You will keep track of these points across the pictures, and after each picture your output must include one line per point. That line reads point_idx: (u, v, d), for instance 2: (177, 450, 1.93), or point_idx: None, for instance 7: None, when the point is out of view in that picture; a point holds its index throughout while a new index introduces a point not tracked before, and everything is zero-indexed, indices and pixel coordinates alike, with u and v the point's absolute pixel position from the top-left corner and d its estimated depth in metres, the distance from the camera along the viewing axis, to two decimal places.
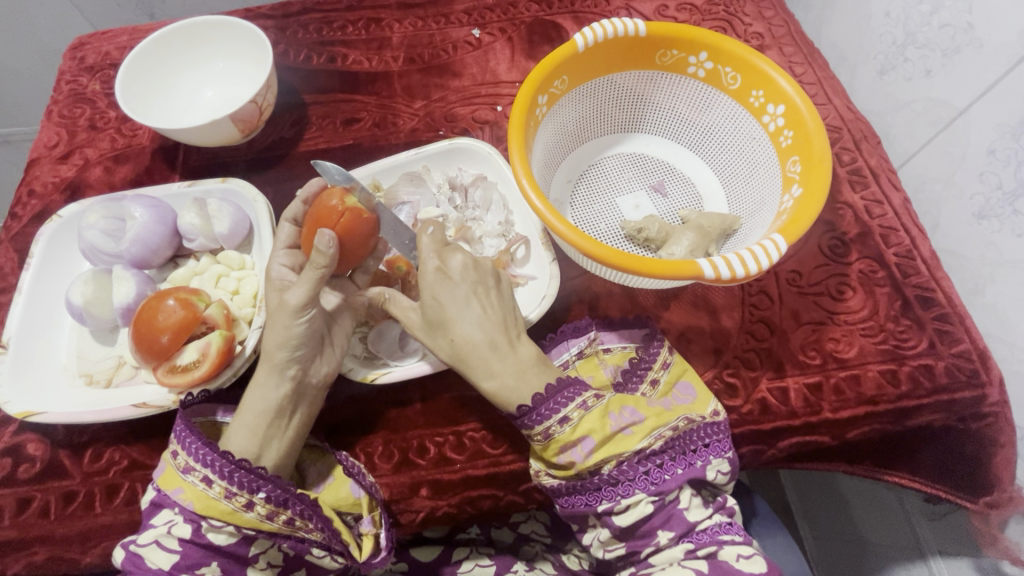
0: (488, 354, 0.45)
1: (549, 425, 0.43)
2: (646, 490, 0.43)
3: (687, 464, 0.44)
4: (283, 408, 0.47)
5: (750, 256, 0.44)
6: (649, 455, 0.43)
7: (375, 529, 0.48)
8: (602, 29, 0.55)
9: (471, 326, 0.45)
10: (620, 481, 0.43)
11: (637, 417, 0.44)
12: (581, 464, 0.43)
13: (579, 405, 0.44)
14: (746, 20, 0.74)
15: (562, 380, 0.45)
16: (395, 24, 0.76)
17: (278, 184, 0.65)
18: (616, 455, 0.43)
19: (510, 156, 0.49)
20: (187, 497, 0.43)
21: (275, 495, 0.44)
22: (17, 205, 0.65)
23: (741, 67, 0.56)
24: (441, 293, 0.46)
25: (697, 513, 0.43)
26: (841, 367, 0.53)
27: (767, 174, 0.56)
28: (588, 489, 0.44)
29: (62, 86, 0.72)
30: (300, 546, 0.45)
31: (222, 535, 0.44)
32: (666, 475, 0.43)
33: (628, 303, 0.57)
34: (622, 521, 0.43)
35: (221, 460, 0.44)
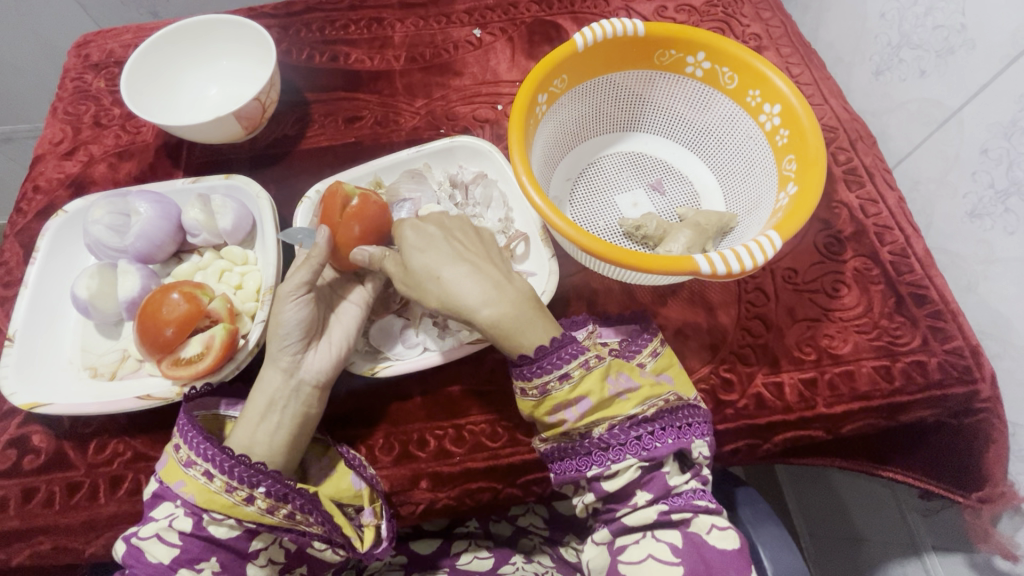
0: (466, 287, 0.45)
1: (547, 382, 0.44)
2: (637, 456, 0.43)
3: (676, 436, 0.44)
4: (279, 394, 0.48)
5: (745, 251, 0.45)
6: (640, 421, 0.44)
7: (376, 520, 0.49)
8: (602, 28, 0.55)
9: (452, 264, 0.46)
10: (610, 444, 0.44)
11: (632, 385, 0.45)
12: (573, 423, 0.45)
13: (582, 364, 0.44)
14: (744, 21, 0.75)
15: (561, 337, 0.44)
16: (397, 24, 0.76)
17: (281, 181, 0.66)
18: (609, 418, 0.44)
19: (510, 154, 0.50)
20: (189, 490, 0.44)
21: (275, 489, 0.45)
22: (22, 200, 0.65)
23: (738, 67, 0.56)
24: (421, 239, 0.48)
25: (676, 478, 0.45)
26: (836, 363, 0.53)
27: (763, 173, 0.57)
28: (579, 452, 0.45)
29: (67, 83, 0.73)
30: (302, 539, 0.46)
31: (224, 529, 0.44)
32: (657, 443, 0.44)
33: (626, 299, 0.57)
34: (610, 483, 0.44)
35: (222, 454, 0.45)
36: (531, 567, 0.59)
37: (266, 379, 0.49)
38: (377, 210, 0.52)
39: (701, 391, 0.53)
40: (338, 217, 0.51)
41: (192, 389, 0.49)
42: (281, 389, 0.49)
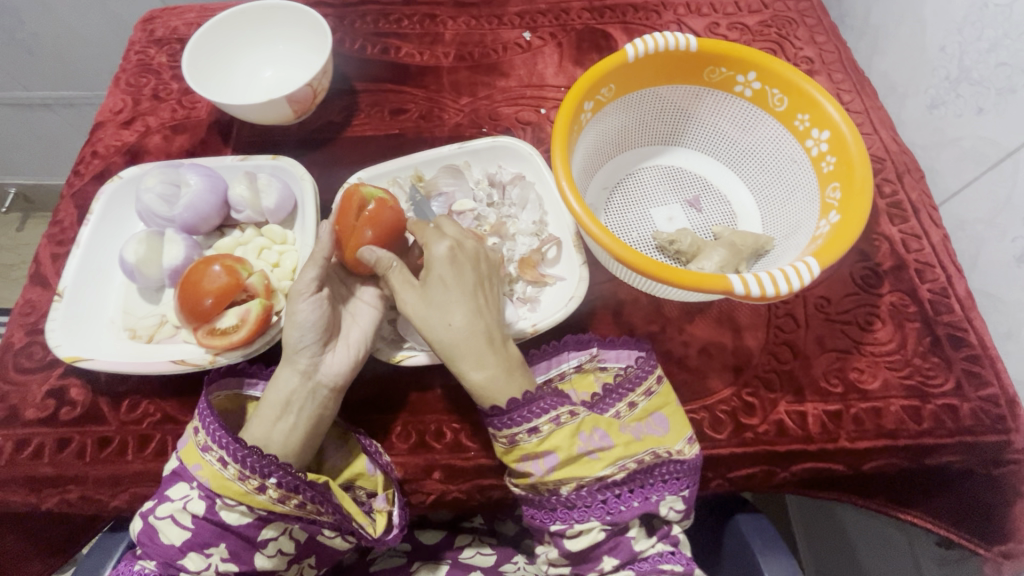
0: (457, 334, 0.47)
1: (517, 433, 0.46)
2: (601, 519, 0.45)
3: (642, 498, 0.46)
4: (294, 395, 0.49)
5: (781, 276, 0.44)
6: (609, 484, 0.45)
7: (388, 506, 0.50)
8: (655, 41, 0.56)
9: (468, 311, 0.48)
10: (575, 505, 0.46)
11: (605, 443, 0.46)
12: (540, 478, 0.46)
13: (551, 419, 0.46)
14: (797, 44, 0.75)
15: (540, 390, 0.47)
16: (449, 22, 0.78)
17: (324, 165, 0.68)
18: (576, 478, 0.45)
19: (552, 159, 0.50)
20: (204, 475, 0.45)
21: (286, 481, 0.45)
22: (80, 163, 0.68)
23: (789, 90, 0.56)
24: (452, 276, 0.49)
25: (642, 543, 0.46)
26: (863, 398, 0.52)
27: (805, 198, 0.56)
28: (545, 506, 0.47)
29: (131, 56, 0.76)
30: (312, 526, 0.47)
31: (235, 515, 0.45)
32: (622, 507, 0.45)
33: (653, 312, 0.57)
34: (574, 547, 0.46)
35: (234, 443, 0.45)
36: (532, 567, 0.59)
37: (283, 377, 0.50)
38: (390, 219, 0.53)
39: (722, 412, 0.52)
40: (353, 219, 0.53)
41: (212, 374, 0.51)
42: (298, 391, 0.49)
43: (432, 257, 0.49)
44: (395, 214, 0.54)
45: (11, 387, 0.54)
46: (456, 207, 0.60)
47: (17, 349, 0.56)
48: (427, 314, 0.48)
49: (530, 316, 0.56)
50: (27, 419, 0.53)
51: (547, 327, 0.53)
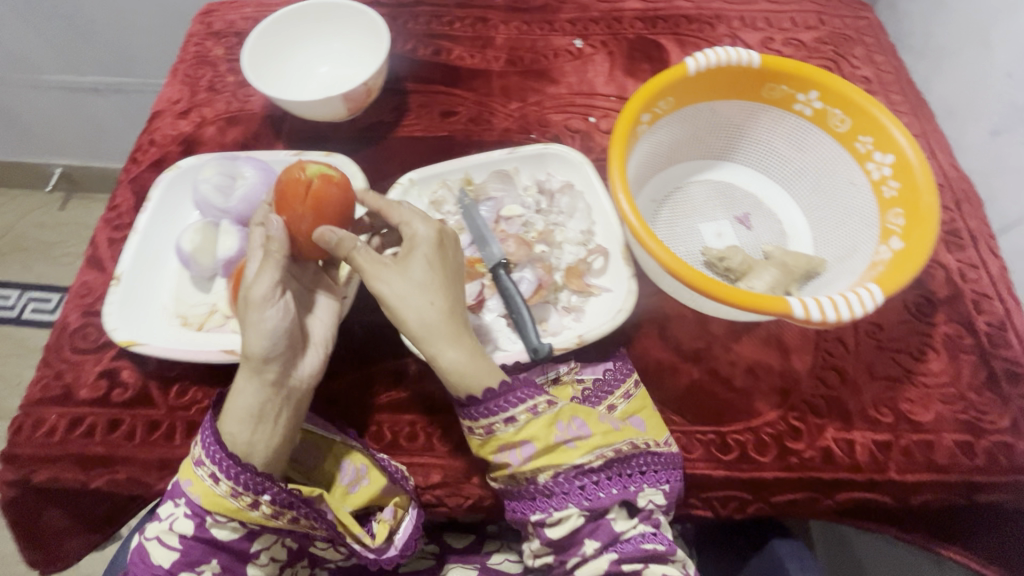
0: (427, 313, 0.45)
1: (493, 422, 0.45)
2: (579, 505, 0.45)
3: (621, 486, 0.45)
4: (268, 403, 0.46)
5: (843, 301, 0.44)
6: (586, 471, 0.45)
7: (392, 524, 0.50)
8: (717, 56, 0.55)
9: (449, 294, 0.46)
10: (552, 493, 0.45)
11: (583, 432, 0.46)
12: (517, 467, 0.45)
13: (529, 409, 0.45)
14: (855, 63, 0.74)
15: (504, 384, 0.45)
16: (501, 26, 0.78)
17: (373, 164, 0.68)
18: (554, 465, 0.45)
19: (610, 170, 0.50)
20: (195, 491, 0.45)
21: (279, 498, 0.45)
22: (138, 151, 0.70)
23: (852, 111, 0.55)
24: (432, 257, 0.46)
25: (623, 523, 0.45)
26: (914, 429, 0.51)
27: (863, 222, 0.55)
28: (524, 495, 0.46)
29: (189, 48, 0.77)
30: (304, 540, 0.49)
31: (226, 531, 0.45)
32: (601, 493, 0.45)
33: (698, 329, 0.56)
34: (554, 532, 0.45)
35: (229, 458, 0.44)
36: None
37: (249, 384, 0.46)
38: (341, 201, 0.51)
39: (767, 435, 0.51)
40: (303, 207, 0.49)
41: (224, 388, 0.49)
42: (270, 397, 0.46)
43: (416, 237, 0.47)
44: (343, 196, 0.52)
45: (66, 366, 0.56)
46: (504, 213, 0.60)
47: (72, 329, 0.58)
48: (405, 294, 0.45)
49: (575, 326, 0.55)
50: (80, 398, 0.54)
51: (593, 339, 0.53)
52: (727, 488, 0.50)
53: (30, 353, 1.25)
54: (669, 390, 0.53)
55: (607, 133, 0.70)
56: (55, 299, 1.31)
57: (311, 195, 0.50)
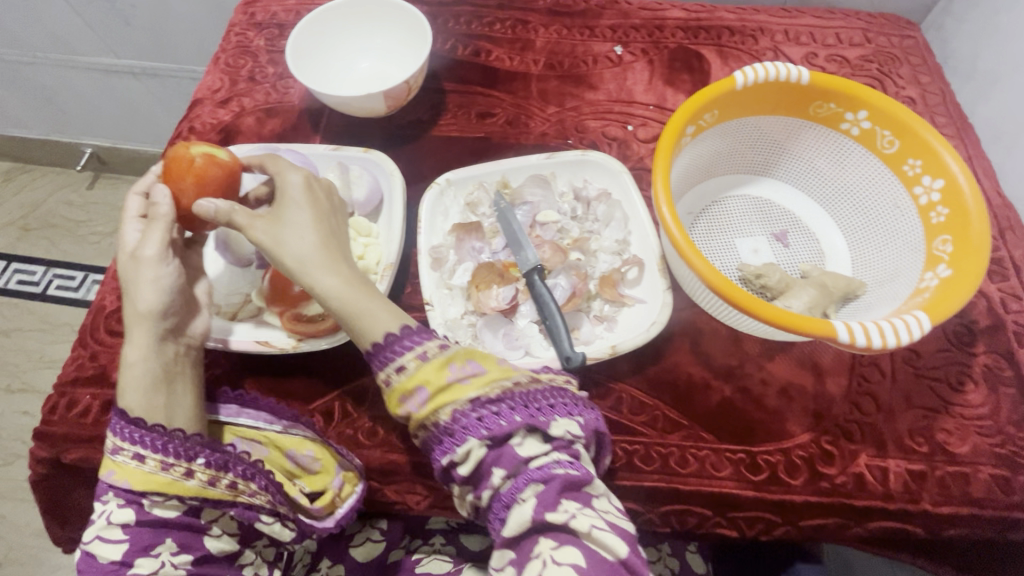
0: (301, 246, 0.46)
1: (389, 372, 0.44)
2: (478, 435, 0.41)
3: (527, 414, 0.42)
4: (171, 364, 0.49)
5: (889, 328, 0.43)
6: (486, 402, 0.42)
7: (342, 493, 0.53)
8: (765, 70, 0.54)
9: (323, 238, 0.47)
10: (453, 429, 0.42)
11: (479, 370, 0.43)
12: (416, 415, 0.43)
13: (418, 355, 0.44)
14: (900, 82, 0.72)
15: (408, 328, 0.45)
16: (541, 29, 0.77)
17: (409, 162, 0.69)
18: (448, 403, 0.42)
19: (654, 182, 0.50)
20: (122, 477, 0.44)
21: (214, 458, 0.46)
22: (178, 138, 0.71)
23: (902, 133, 0.54)
24: (298, 202, 0.48)
25: (530, 449, 0.41)
26: (950, 461, 0.50)
27: (907, 246, 0.54)
28: (436, 439, 0.43)
29: (231, 37, 0.78)
30: (249, 513, 0.48)
31: (169, 509, 0.45)
32: (501, 420, 0.41)
33: (732, 345, 0.56)
34: (462, 469, 0.42)
35: (150, 434, 0.45)
36: None
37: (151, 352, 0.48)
38: (227, 172, 0.51)
39: (799, 457, 0.50)
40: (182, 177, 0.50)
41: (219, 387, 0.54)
42: (165, 356, 0.49)
43: (286, 184, 0.49)
44: (224, 170, 0.51)
45: (101, 347, 0.57)
46: (540, 217, 0.60)
47: (108, 311, 0.59)
48: (279, 233, 0.46)
49: (606, 336, 0.55)
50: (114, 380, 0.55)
51: (627, 349, 0.53)
52: (755, 508, 0.49)
53: (53, 329, 1.27)
54: (701, 405, 0.53)
55: (644, 142, 0.69)
56: (79, 277, 1.32)
57: (194, 170, 0.50)
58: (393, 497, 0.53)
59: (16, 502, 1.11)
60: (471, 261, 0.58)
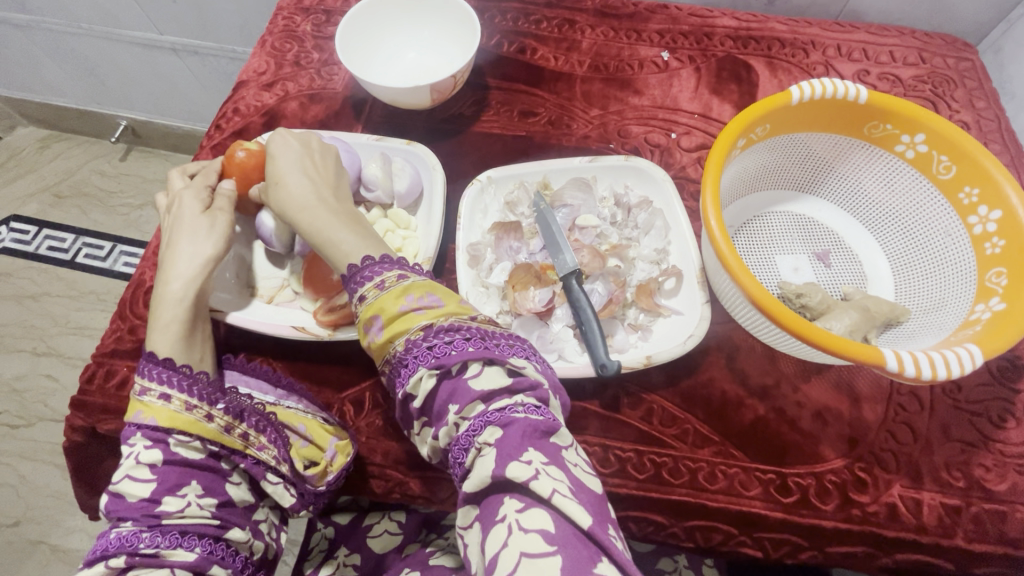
0: (294, 195, 0.50)
1: (354, 304, 0.46)
2: (427, 365, 0.41)
3: (479, 345, 0.42)
4: (204, 308, 0.52)
5: (940, 360, 0.42)
6: (439, 331, 0.42)
7: (332, 465, 0.51)
8: (823, 87, 0.53)
9: (306, 182, 0.51)
10: (405, 359, 0.43)
11: (433, 303, 0.44)
12: (376, 345, 0.44)
13: (376, 286, 0.45)
14: (954, 106, 0.71)
15: (384, 257, 0.47)
16: (588, 30, 0.76)
17: (450, 157, 0.69)
18: (401, 332, 0.43)
19: (703, 193, 0.49)
20: (148, 416, 0.45)
21: (232, 406, 0.47)
22: (222, 118, 0.72)
23: (961, 160, 0.52)
24: (284, 151, 0.53)
25: (485, 386, 0.41)
26: (986, 498, 0.49)
27: (956, 275, 0.53)
28: (395, 373, 0.44)
29: (278, 20, 0.78)
30: (256, 468, 0.48)
31: (191, 450, 0.45)
32: (451, 350, 0.42)
33: (767, 364, 0.55)
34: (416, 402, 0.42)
35: (177, 375, 0.47)
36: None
37: (192, 291, 0.51)
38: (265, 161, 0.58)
39: (831, 482, 0.50)
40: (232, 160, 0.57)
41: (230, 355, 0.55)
42: (203, 298, 0.52)
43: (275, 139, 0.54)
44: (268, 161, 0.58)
45: (139, 321, 0.58)
46: (580, 221, 0.59)
47: (148, 286, 0.60)
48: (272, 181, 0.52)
49: (641, 345, 0.55)
50: None
51: (662, 360, 0.52)
52: (783, 530, 0.49)
53: (80, 296, 1.29)
54: (733, 422, 0.52)
55: (687, 151, 0.69)
56: (108, 246, 1.34)
57: (239, 162, 0.57)
58: (419, 491, 0.53)
59: (37, 463, 1.14)
60: (509, 261, 0.58)
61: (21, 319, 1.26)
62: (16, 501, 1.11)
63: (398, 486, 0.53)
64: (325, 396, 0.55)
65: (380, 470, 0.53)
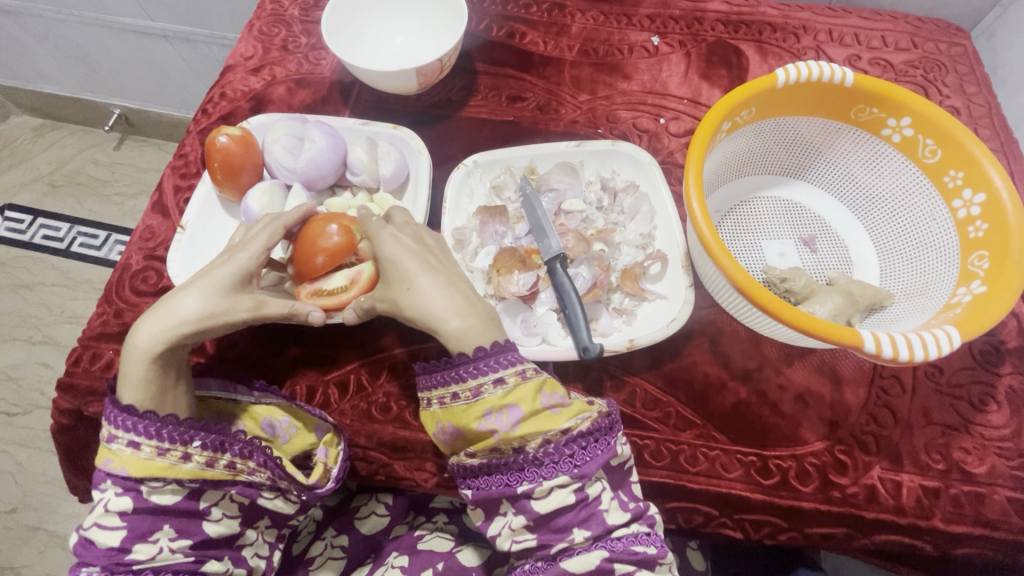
0: (436, 298, 0.46)
1: (482, 383, 0.44)
2: (570, 475, 0.42)
3: (606, 449, 0.44)
4: (180, 363, 0.49)
5: (918, 341, 0.43)
6: (575, 438, 0.43)
7: (329, 461, 0.51)
8: (809, 70, 0.53)
9: (432, 283, 0.47)
10: (541, 462, 0.43)
11: (566, 400, 0.45)
12: (504, 434, 0.43)
13: (517, 372, 0.44)
14: (944, 91, 0.70)
15: (496, 345, 0.45)
16: (578, 14, 0.76)
17: (436, 142, 0.68)
18: (542, 432, 0.43)
19: (685, 176, 0.49)
20: (118, 466, 0.45)
21: (210, 441, 0.47)
22: (209, 103, 0.71)
23: (946, 144, 0.52)
24: (406, 253, 0.48)
25: (615, 516, 0.44)
26: (966, 480, 0.49)
27: (941, 260, 0.53)
28: (511, 468, 0.43)
29: (265, 5, 0.77)
30: (249, 490, 0.49)
31: (166, 496, 0.46)
32: (589, 461, 0.43)
33: (750, 348, 0.55)
34: (542, 506, 0.43)
35: (142, 422, 0.46)
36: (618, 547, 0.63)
37: (165, 348, 0.47)
38: (244, 151, 0.58)
39: (811, 465, 0.50)
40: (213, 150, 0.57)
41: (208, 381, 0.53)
42: (176, 356, 0.48)
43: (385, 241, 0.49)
44: (249, 155, 0.58)
45: (125, 305, 0.58)
46: (565, 205, 0.59)
47: (134, 271, 0.60)
48: (394, 288, 0.47)
49: (624, 330, 0.55)
50: None
51: (645, 344, 0.52)
52: (762, 512, 0.49)
53: (75, 285, 1.29)
54: (715, 406, 0.53)
55: (676, 136, 0.68)
56: (102, 235, 1.34)
57: (221, 150, 0.57)
58: (404, 473, 0.53)
59: (34, 450, 1.14)
60: (494, 246, 0.58)
61: (16, 308, 1.26)
62: (13, 487, 1.12)
63: (382, 468, 0.53)
64: (310, 379, 0.55)
65: (364, 452, 0.53)
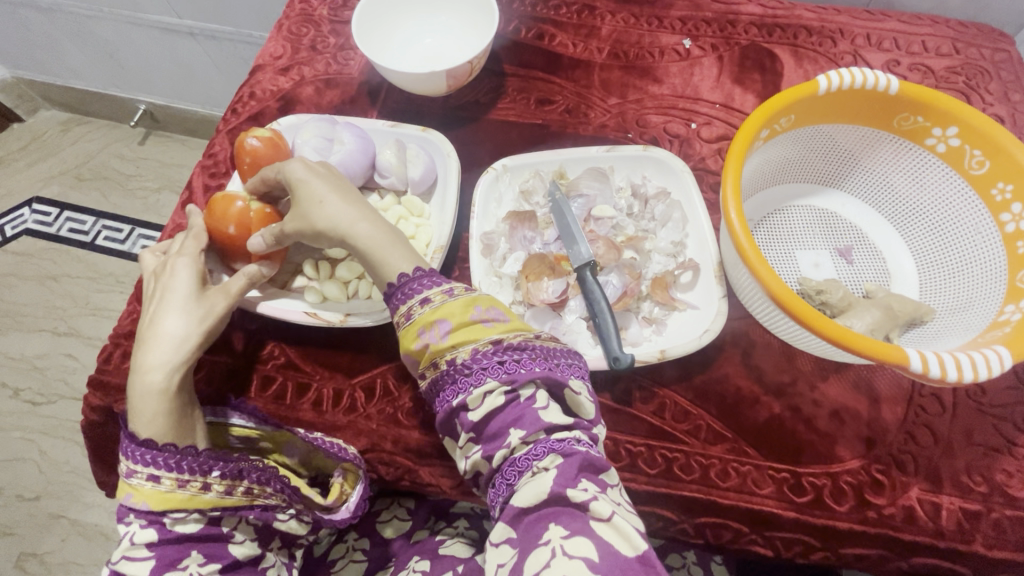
0: (343, 213, 0.48)
1: (410, 306, 0.45)
2: (497, 379, 0.41)
3: (544, 365, 0.42)
4: (187, 389, 0.50)
5: (968, 362, 0.41)
6: (507, 348, 0.42)
7: (346, 485, 0.53)
8: (853, 77, 0.51)
9: (334, 204, 0.49)
10: (470, 369, 0.42)
11: (500, 317, 0.44)
12: (436, 347, 0.43)
13: (443, 291, 0.45)
14: (987, 99, 0.68)
15: (418, 270, 0.46)
16: (608, 16, 0.74)
17: (464, 145, 0.68)
18: (470, 342, 0.42)
19: (724, 183, 0.48)
20: (140, 500, 0.44)
21: (228, 471, 0.46)
22: (238, 102, 0.72)
23: (995, 155, 0.50)
24: (300, 182, 0.50)
25: (552, 416, 0.41)
26: (1008, 505, 0.47)
27: (985, 275, 0.51)
28: (447, 382, 0.43)
29: (294, 5, 0.77)
30: (266, 514, 0.49)
31: (191, 524, 0.46)
32: (520, 367, 0.42)
33: (783, 361, 0.54)
34: (473, 415, 0.41)
35: (162, 455, 0.45)
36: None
37: (175, 379, 0.49)
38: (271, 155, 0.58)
39: (847, 483, 0.49)
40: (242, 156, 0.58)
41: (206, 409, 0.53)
42: (184, 383, 0.50)
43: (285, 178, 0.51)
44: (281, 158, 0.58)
45: None
46: (595, 211, 0.58)
47: None
48: (305, 213, 0.49)
49: (655, 340, 0.54)
50: None
51: (676, 355, 0.51)
52: (795, 530, 0.48)
53: (99, 278, 1.31)
54: (747, 420, 0.51)
55: (707, 142, 0.67)
56: (126, 229, 1.36)
57: (251, 152, 0.57)
58: (429, 479, 0.53)
59: (58, 440, 1.17)
60: (522, 251, 0.57)
61: (43, 300, 1.29)
62: (38, 475, 1.14)
63: (408, 473, 0.53)
64: (337, 382, 0.55)
65: (390, 457, 0.53)
